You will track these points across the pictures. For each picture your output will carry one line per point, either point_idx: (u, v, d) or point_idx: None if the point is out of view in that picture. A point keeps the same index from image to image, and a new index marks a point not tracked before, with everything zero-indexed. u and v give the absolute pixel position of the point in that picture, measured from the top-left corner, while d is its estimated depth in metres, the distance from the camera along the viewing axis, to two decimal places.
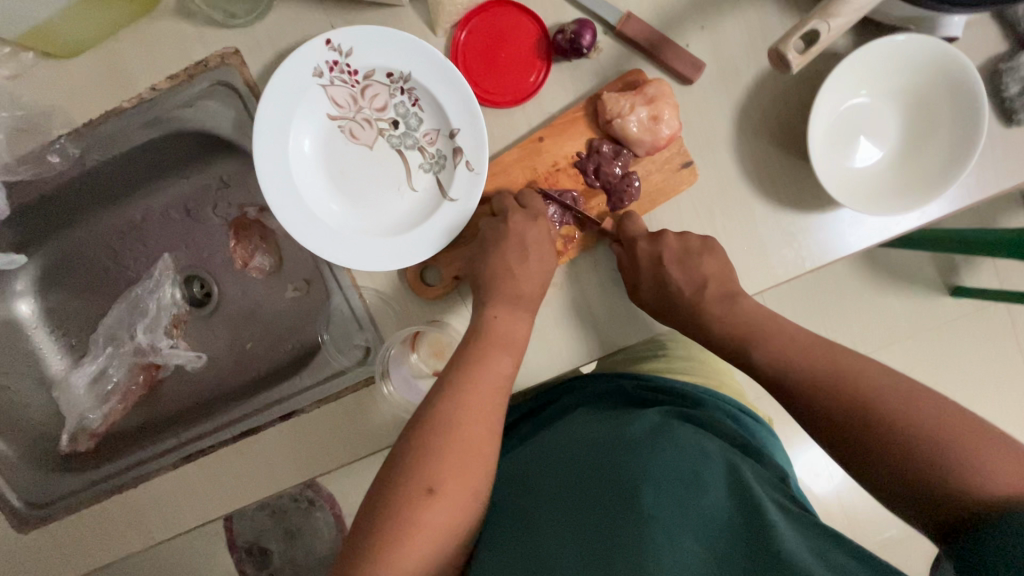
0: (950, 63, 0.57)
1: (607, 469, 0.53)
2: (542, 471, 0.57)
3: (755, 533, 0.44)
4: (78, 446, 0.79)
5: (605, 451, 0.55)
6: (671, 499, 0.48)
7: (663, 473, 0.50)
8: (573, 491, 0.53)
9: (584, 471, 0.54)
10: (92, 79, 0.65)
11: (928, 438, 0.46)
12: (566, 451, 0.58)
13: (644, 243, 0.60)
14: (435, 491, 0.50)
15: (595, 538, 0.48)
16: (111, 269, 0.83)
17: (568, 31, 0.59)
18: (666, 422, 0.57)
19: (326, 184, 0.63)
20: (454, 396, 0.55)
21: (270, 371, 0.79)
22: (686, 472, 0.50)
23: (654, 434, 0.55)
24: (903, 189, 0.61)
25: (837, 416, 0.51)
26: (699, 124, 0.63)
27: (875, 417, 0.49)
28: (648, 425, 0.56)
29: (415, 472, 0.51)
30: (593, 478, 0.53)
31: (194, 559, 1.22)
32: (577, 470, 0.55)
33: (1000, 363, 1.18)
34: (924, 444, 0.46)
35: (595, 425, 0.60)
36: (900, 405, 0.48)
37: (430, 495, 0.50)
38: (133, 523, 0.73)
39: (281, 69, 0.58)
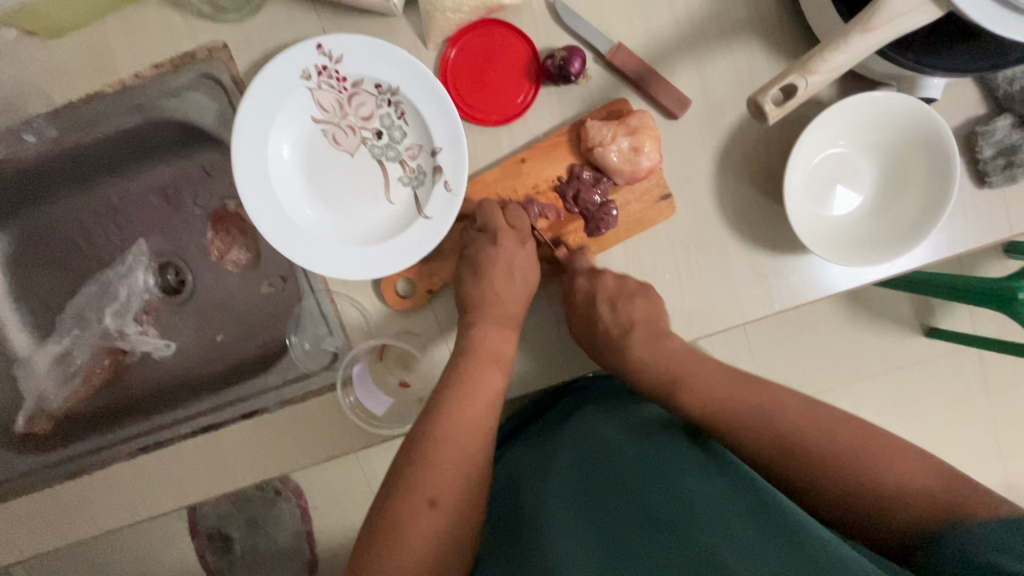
0: (928, 124, 0.58)
1: (614, 468, 0.54)
2: (534, 477, 0.59)
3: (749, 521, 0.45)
4: (36, 427, 0.78)
5: (611, 453, 0.56)
6: (680, 489, 0.49)
7: (671, 471, 0.52)
8: (576, 490, 0.54)
9: (588, 472, 0.55)
10: (75, 60, 0.64)
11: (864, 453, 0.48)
12: (567, 455, 0.59)
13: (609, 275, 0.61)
14: (436, 503, 0.51)
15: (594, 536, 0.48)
16: (84, 249, 0.82)
17: (558, 57, 0.59)
18: (654, 430, 0.58)
19: (303, 187, 0.63)
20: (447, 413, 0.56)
21: (238, 366, 0.78)
22: (692, 469, 0.52)
23: (658, 437, 0.57)
24: (876, 240, 0.62)
25: (787, 458, 0.51)
26: (681, 159, 0.63)
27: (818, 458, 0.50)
28: (652, 429, 0.58)
29: (414, 487, 0.52)
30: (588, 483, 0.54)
31: (152, 542, 1.21)
32: (582, 471, 0.56)
33: (968, 406, 1.21)
34: (869, 473, 0.47)
35: (587, 433, 0.61)
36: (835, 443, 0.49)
37: (432, 508, 0.51)
38: (82, 510, 0.71)
39: (268, 68, 0.58)
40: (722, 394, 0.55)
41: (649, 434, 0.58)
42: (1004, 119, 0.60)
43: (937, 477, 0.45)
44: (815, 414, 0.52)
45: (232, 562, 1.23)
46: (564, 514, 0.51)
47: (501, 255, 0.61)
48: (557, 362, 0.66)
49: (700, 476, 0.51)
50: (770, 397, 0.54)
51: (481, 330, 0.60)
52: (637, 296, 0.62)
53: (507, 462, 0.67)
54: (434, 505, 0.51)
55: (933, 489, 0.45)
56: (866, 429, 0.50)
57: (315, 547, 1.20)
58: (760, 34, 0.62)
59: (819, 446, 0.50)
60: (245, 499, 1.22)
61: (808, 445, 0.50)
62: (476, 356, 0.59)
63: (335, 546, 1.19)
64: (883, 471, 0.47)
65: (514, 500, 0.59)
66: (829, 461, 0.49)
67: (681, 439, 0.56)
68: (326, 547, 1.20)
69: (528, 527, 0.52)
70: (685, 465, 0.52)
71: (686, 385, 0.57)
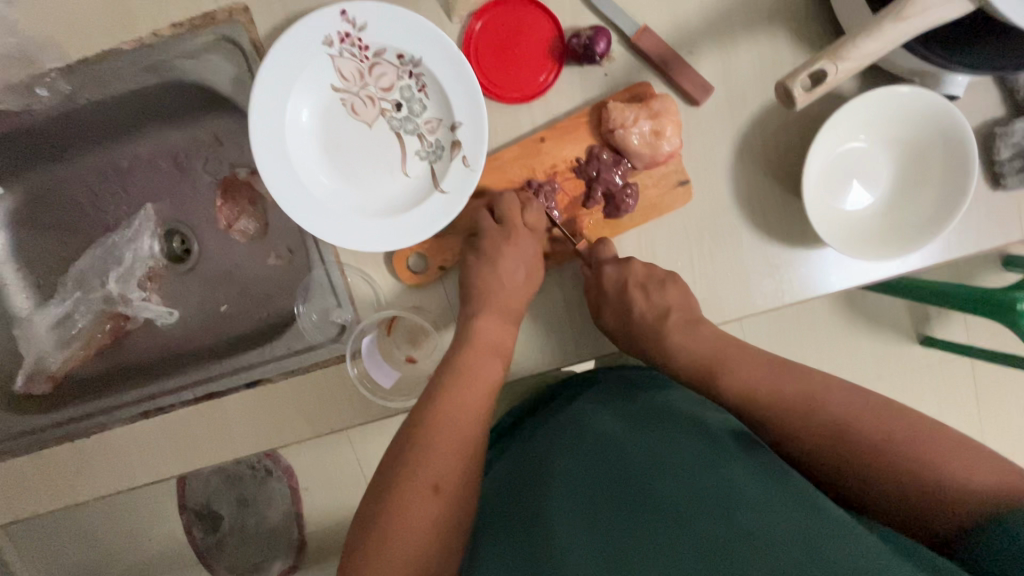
0: (950, 122, 0.58)
1: (620, 463, 0.52)
2: (553, 451, 0.58)
3: (770, 503, 0.44)
4: (34, 388, 0.77)
5: (618, 447, 0.54)
6: (686, 479, 0.48)
7: (678, 463, 0.50)
8: (582, 485, 0.52)
9: (594, 464, 0.53)
10: (92, 16, 0.63)
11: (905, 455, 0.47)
12: (569, 447, 0.57)
13: (617, 262, 0.61)
14: (439, 489, 0.52)
15: (607, 519, 0.48)
16: (90, 212, 0.81)
17: (584, 36, 0.59)
18: (676, 416, 0.57)
19: (319, 155, 0.62)
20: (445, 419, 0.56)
21: (241, 336, 0.77)
22: (700, 463, 0.49)
23: (668, 429, 0.55)
24: (890, 236, 0.62)
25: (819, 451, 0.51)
26: (700, 146, 0.63)
27: (867, 464, 0.48)
28: (675, 414, 0.57)
29: (426, 467, 0.52)
30: (606, 462, 0.53)
31: (139, 514, 1.19)
32: (585, 464, 0.54)
33: (959, 415, 1.22)
34: (922, 472, 0.46)
35: (609, 415, 0.60)
36: (889, 443, 0.48)
37: (435, 495, 0.51)
38: (80, 473, 0.71)
39: (290, 32, 0.57)
40: (754, 386, 0.56)
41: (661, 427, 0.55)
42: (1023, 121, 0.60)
43: (1000, 473, 0.44)
44: (856, 405, 0.52)
45: (219, 541, 1.22)
46: (568, 514, 0.50)
47: (517, 248, 0.62)
48: (567, 347, 0.66)
49: (710, 463, 0.49)
50: (813, 388, 0.54)
51: (499, 324, 0.61)
52: (651, 278, 0.62)
53: (506, 454, 0.65)
54: (437, 491, 0.52)
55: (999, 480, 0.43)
56: (903, 419, 0.49)
57: (305, 528, 1.20)
58: (785, 25, 0.62)
59: (859, 440, 0.49)
60: (237, 476, 1.21)
61: (839, 436, 0.50)
62: (474, 346, 0.60)
63: (324, 528, 1.19)
64: (939, 463, 0.46)
65: (518, 496, 0.56)
66: (871, 462, 0.48)
67: (692, 430, 0.54)
68: (315, 528, 1.19)
69: (538, 511, 0.52)
70: (696, 457, 0.50)
71: (712, 374, 0.58)
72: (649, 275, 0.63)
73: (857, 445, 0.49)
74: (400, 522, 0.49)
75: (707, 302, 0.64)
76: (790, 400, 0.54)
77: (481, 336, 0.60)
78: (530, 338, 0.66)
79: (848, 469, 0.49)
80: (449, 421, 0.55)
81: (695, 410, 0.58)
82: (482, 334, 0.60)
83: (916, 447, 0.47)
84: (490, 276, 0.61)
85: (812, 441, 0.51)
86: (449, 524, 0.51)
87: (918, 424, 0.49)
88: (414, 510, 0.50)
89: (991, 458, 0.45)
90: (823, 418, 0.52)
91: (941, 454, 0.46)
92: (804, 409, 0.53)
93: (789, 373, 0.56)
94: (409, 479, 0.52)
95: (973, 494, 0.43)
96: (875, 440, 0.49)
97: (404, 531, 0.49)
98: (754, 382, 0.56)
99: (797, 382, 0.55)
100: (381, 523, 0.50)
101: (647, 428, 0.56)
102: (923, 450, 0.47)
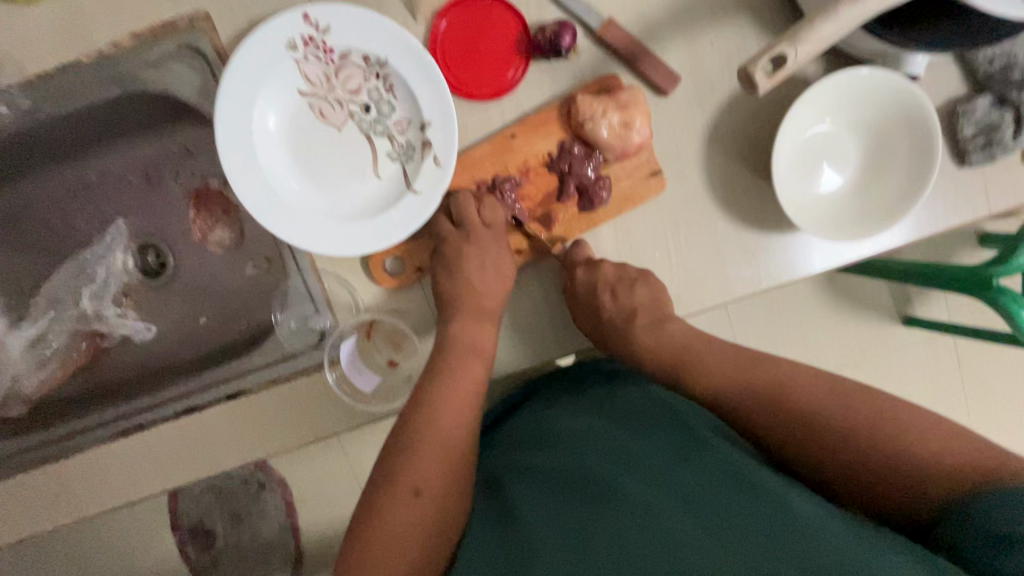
0: (913, 103, 0.59)
1: (596, 462, 0.52)
2: (536, 456, 0.58)
3: (743, 503, 0.44)
4: (7, 413, 0.74)
5: (591, 449, 0.54)
6: (660, 478, 0.48)
7: (656, 465, 0.50)
8: (555, 485, 0.52)
9: (569, 465, 0.53)
10: (51, 29, 0.62)
11: (852, 430, 0.50)
12: (549, 452, 0.57)
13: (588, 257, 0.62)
14: (420, 493, 0.52)
15: (573, 511, 0.48)
16: (60, 230, 0.80)
17: (549, 30, 0.59)
18: (664, 420, 0.56)
19: (289, 161, 0.62)
20: (427, 423, 0.55)
21: (221, 349, 0.76)
22: (679, 461, 0.50)
23: (643, 426, 0.56)
24: (862, 218, 0.63)
25: (791, 440, 0.53)
26: (671, 136, 0.63)
27: (829, 446, 0.51)
28: (663, 418, 0.57)
29: (406, 472, 0.53)
30: (583, 461, 0.53)
31: (130, 536, 1.17)
32: (561, 465, 0.54)
33: (946, 393, 1.23)
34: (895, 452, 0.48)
35: (594, 417, 0.60)
36: (847, 430, 0.50)
37: (416, 499, 0.51)
38: (62, 496, 0.69)
39: (251, 37, 0.57)
40: (738, 392, 0.57)
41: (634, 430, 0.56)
42: (984, 98, 0.61)
43: (969, 447, 0.46)
44: (816, 392, 0.53)
45: (214, 558, 1.20)
46: (538, 511, 0.50)
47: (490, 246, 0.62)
48: (549, 343, 0.66)
49: (687, 464, 0.49)
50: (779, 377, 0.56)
51: (479, 325, 0.61)
52: (626, 269, 0.63)
53: (491, 455, 0.65)
54: (419, 495, 0.52)
55: (962, 459, 0.45)
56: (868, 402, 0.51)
57: (301, 541, 1.18)
58: (748, 12, 0.62)
59: (825, 428, 0.51)
60: (229, 492, 1.20)
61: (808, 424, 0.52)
62: (454, 347, 0.60)
63: (321, 540, 1.18)
64: (912, 443, 0.47)
65: (497, 503, 0.55)
66: (835, 436, 0.51)
67: (677, 428, 0.55)
68: (312, 540, 1.18)
69: (512, 514, 0.52)
70: (673, 458, 0.50)
71: (688, 377, 0.60)
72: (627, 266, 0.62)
73: (819, 425, 0.51)
74: (380, 529, 0.50)
75: (683, 291, 0.65)
76: (751, 397, 0.56)
77: (461, 338, 0.60)
78: (512, 335, 0.66)
79: (831, 464, 0.50)
80: (428, 423, 0.56)
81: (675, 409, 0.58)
82: (462, 336, 0.60)
83: (895, 430, 0.49)
84: (467, 276, 0.61)
85: (783, 434, 0.53)
86: (435, 531, 0.51)
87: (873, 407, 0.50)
88: (394, 513, 0.51)
89: (955, 435, 0.47)
90: (790, 407, 0.54)
91: (893, 437, 0.48)
92: (774, 399, 0.55)
93: (755, 363, 0.58)
94: (393, 481, 0.53)
95: (939, 480, 0.45)
96: (838, 426, 0.51)
97: (386, 538, 0.49)
98: (718, 374, 0.59)
99: (761, 373, 0.57)
100: (366, 530, 0.50)
101: (635, 429, 0.56)
102: (885, 429, 0.49)
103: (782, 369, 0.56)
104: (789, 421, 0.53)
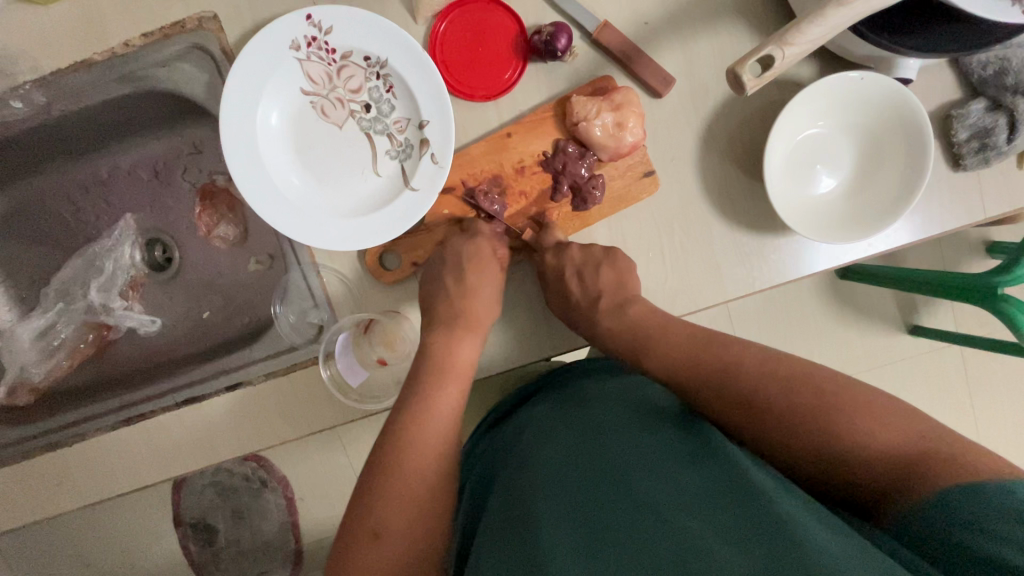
0: (904, 105, 0.60)
1: (598, 452, 0.50)
2: (531, 442, 0.55)
3: (748, 504, 0.42)
4: (15, 401, 0.76)
5: (594, 440, 0.51)
6: (666, 473, 0.46)
7: (660, 459, 0.48)
8: (557, 472, 0.49)
9: (570, 455, 0.51)
10: (65, 29, 0.65)
11: (803, 412, 0.50)
12: (544, 439, 0.54)
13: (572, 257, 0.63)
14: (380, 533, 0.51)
15: (582, 504, 0.45)
16: (71, 224, 0.82)
17: (545, 32, 0.60)
18: (660, 411, 0.55)
19: (291, 158, 0.63)
20: None
21: (224, 342, 0.78)
22: (680, 456, 0.48)
23: (640, 417, 0.54)
24: (852, 221, 0.63)
25: (733, 414, 0.53)
26: (666, 137, 0.64)
27: (779, 430, 0.51)
28: (657, 408, 0.55)
29: (370, 512, 0.52)
30: (585, 452, 0.50)
31: (131, 529, 1.18)
32: (561, 452, 0.51)
33: (951, 403, 1.22)
34: (832, 432, 0.48)
35: (588, 406, 0.58)
36: (790, 410, 0.51)
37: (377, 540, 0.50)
38: (63, 483, 0.71)
39: (256, 37, 0.59)
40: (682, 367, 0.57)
41: (634, 420, 0.53)
42: (978, 102, 0.61)
43: (910, 435, 0.46)
44: (770, 381, 0.53)
45: (216, 553, 1.22)
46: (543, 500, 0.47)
47: None
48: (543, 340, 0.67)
49: (689, 460, 0.48)
50: (727, 361, 0.56)
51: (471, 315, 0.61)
52: (620, 267, 0.64)
53: (481, 451, 0.65)
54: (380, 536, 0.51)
55: (895, 441, 0.46)
56: (822, 391, 0.50)
57: (300, 537, 1.20)
58: (743, 16, 0.63)
59: (771, 408, 0.51)
60: (231, 488, 1.21)
61: (758, 407, 0.52)
62: None
63: (319, 536, 1.19)
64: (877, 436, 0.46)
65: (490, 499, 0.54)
66: (775, 410, 0.51)
67: (673, 422, 0.53)
68: (311, 536, 1.19)
69: (512, 505, 0.49)
70: (675, 453, 0.49)
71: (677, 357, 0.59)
72: (617, 262, 0.64)
73: (763, 406, 0.52)
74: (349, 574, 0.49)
75: (677, 291, 0.65)
76: (696, 373, 0.57)
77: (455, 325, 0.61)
78: (506, 331, 0.67)
79: (780, 442, 0.50)
80: None
81: (668, 401, 0.57)
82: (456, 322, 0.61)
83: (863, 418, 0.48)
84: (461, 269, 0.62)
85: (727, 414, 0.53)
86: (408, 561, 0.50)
87: (820, 390, 0.50)
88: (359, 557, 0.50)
89: (891, 414, 0.47)
90: (742, 389, 0.53)
91: (839, 416, 0.48)
92: (720, 384, 0.55)
93: (709, 346, 0.58)
94: (356, 523, 0.52)
95: (876, 467, 0.46)
96: (783, 407, 0.51)
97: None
98: (680, 357, 0.58)
99: (710, 356, 0.57)
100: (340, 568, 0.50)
101: (630, 418, 0.54)
102: (818, 407, 0.50)
103: (739, 352, 0.56)
104: (743, 404, 0.53)
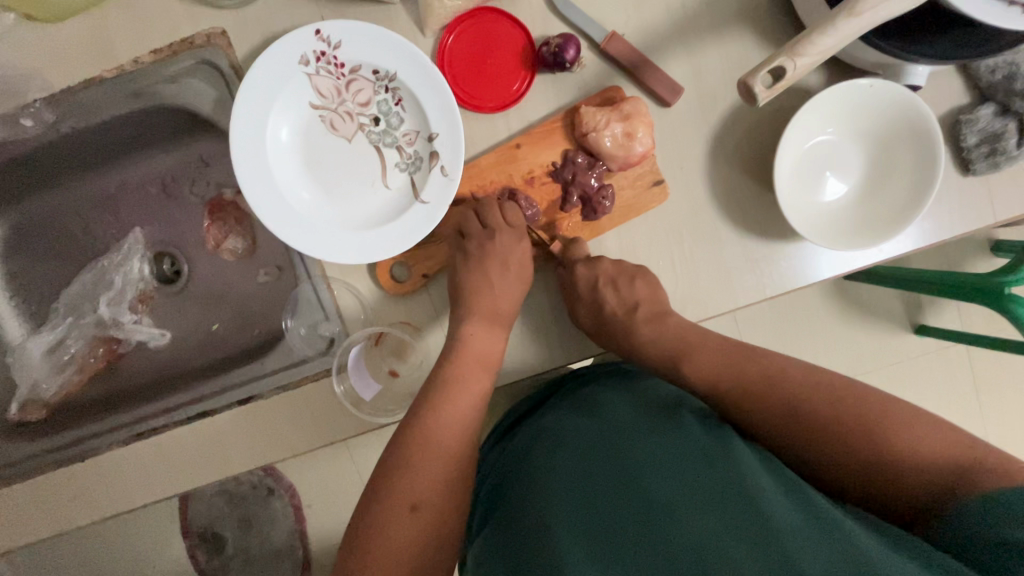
0: (914, 111, 0.60)
1: (609, 458, 0.50)
2: (542, 450, 0.56)
3: (759, 505, 0.42)
4: (28, 416, 0.77)
5: (603, 443, 0.52)
6: (678, 476, 0.46)
7: (671, 461, 0.48)
8: (568, 480, 0.50)
9: (581, 462, 0.51)
10: (75, 46, 0.65)
11: (851, 423, 0.50)
12: (555, 446, 0.55)
13: (584, 268, 0.63)
14: (415, 509, 0.51)
15: (593, 511, 0.45)
16: (79, 237, 0.81)
17: (553, 44, 0.60)
18: (672, 414, 0.54)
19: (301, 172, 0.64)
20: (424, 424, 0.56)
21: (234, 355, 0.78)
22: (691, 456, 0.48)
23: (651, 421, 0.54)
24: (863, 226, 0.63)
25: (773, 422, 0.53)
26: (674, 146, 0.64)
27: (824, 439, 0.50)
28: (669, 412, 0.55)
29: (404, 485, 0.52)
30: (596, 458, 0.50)
31: (141, 539, 1.18)
32: (573, 460, 0.52)
33: (959, 402, 1.22)
34: (876, 441, 0.48)
35: (599, 412, 0.58)
36: (833, 418, 0.51)
37: (410, 513, 0.51)
38: (76, 498, 0.71)
39: (266, 53, 0.59)
40: (720, 375, 0.58)
41: (645, 425, 0.53)
42: (986, 107, 0.61)
43: (956, 449, 0.45)
44: (812, 390, 0.53)
45: (225, 562, 1.22)
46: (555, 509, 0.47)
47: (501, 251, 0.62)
48: (553, 349, 0.67)
49: (701, 460, 0.47)
50: (770, 370, 0.56)
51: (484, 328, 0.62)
52: (630, 277, 0.64)
53: (495, 460, 0.65)
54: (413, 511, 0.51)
55: (941, 450, 0.46)
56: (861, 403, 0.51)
57: (309, 546, 1.19)
58: (750, 24, 0.63)
59: (813, 416, 0.51)
60: (239, 497, 1.21)
61: (802, 417, 0.52)
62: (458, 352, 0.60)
63: (329, 545, 1.19)
64: (894, 443, 0.47)
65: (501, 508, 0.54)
66: (821, 418, 0.51)
67: (685, 424, 0.53)
68: (320, 544, 1.19)
69: (524, 515, 0.49)
70: (686, 455, 0.48)
71: (692, 365, 0.60)
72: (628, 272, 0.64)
73: (805, 411, 0.52)
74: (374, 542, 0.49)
75: (687, 299, 0.65)
76: (737, 381, 0.56)
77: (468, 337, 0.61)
78: (517, 342, 0.67)
79: (818, 450, 0.50)
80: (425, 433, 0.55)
81: (680, 405, 0.56)
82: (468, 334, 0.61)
83: (878, 426, 0.49)
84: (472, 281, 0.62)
85: (768, 422, 0.53)
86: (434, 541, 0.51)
87: (868, 405, 0.50)
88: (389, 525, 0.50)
89: (935, 429, 0.47)
90: (782, 398, 0.54)
91: (886, 430, 0.48)
92: (762, 390, 0.55)
93: (751, 356, 0.58)
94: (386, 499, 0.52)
95: (923, 480, 0.45)
96: (828, 417, 0.51)
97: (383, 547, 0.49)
98: (722, 367, 0.58)
99: (754, 366, 0.57)
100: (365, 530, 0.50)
101: (642, 423, 0.54)
102: (865, 417, 0.50)
103: (777, 363, 0.57)
104: (788, 413, 0.53)
